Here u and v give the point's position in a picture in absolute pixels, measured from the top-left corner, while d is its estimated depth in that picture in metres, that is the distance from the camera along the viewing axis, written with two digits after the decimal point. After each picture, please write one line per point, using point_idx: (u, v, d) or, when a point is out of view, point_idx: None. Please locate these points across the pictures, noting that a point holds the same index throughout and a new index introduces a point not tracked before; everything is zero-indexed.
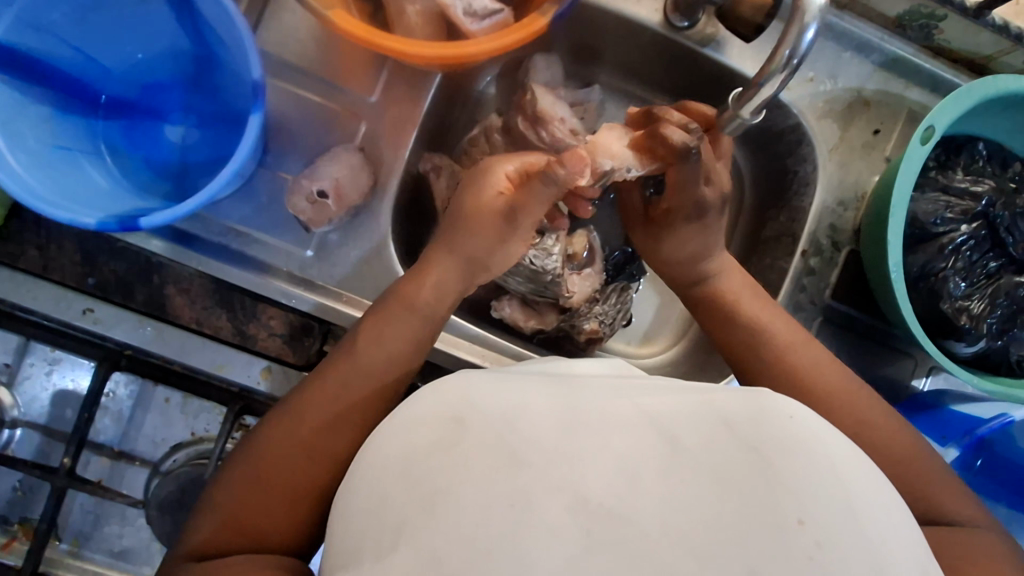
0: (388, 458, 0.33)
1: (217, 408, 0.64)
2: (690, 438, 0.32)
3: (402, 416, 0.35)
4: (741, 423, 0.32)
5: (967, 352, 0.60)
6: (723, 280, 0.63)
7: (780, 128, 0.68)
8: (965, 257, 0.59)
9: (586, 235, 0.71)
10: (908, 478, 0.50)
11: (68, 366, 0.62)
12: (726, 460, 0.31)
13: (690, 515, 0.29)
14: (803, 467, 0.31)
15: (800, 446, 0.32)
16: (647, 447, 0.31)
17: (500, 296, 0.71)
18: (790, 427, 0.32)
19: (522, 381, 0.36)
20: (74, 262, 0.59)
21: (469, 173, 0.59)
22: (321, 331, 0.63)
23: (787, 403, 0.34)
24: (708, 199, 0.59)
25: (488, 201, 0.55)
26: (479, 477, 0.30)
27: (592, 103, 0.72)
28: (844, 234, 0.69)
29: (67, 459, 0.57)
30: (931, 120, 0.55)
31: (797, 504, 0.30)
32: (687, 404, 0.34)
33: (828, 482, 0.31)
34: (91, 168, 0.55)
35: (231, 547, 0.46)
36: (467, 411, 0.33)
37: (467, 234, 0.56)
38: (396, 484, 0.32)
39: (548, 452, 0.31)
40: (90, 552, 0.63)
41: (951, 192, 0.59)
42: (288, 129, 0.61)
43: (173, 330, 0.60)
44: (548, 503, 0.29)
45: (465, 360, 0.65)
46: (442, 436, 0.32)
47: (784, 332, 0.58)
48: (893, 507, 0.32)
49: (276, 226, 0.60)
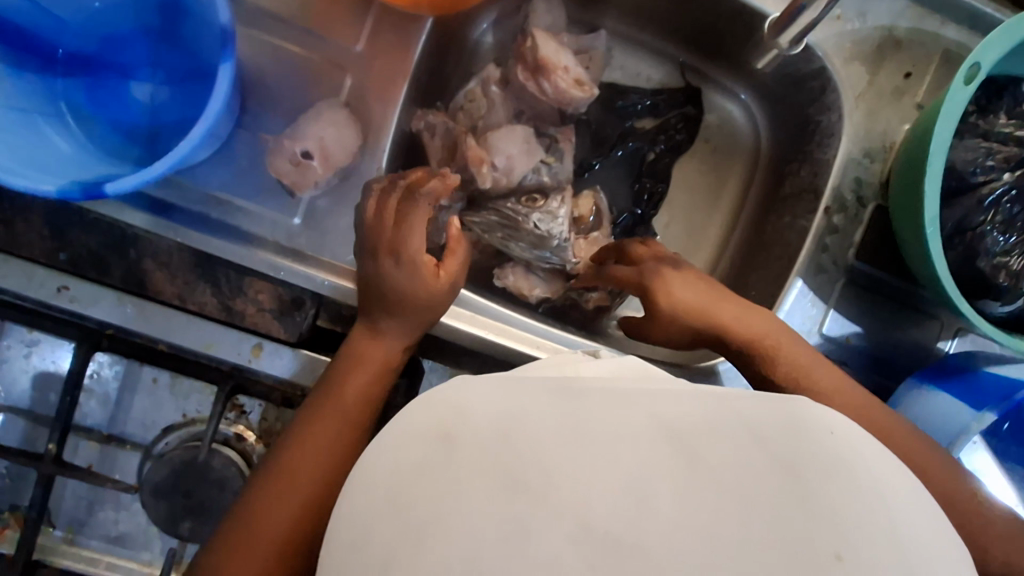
0: (376, 482, 0.30)
1: (207, 388, 0.60)
2: (712, 454, 0.28)
3: (380, 440, 0.31)
4: (771, 435, 0.29)
5: (1003, 312, 0.55)
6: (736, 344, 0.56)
7: (802, 73, 0.64)
8: (1005, 209, 0.54)
9: (591, 194, 0.67)
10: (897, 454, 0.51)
11: (47, 348, 0.59)
12: (755, 484, 0.27)
13: (711, 541, 0.26)
14: (839, 487, 0.27)
15: (838, 461, 0.28)
16: (661, 462, 0.28)
17: (501, 270, 0.65)
18: (825, 443, 0.29)
19: (527, 388, 0.32)
20: (42, 236, 0.54)
21: (373, 220, 0.52)
22: (314, 304, 0.58)
23: (825, 414, 0.30)
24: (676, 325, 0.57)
25: (434, 280, 0.53)
26: (479, 505, 0.27)
27: (598, 50, 0.68)
28: (870, 188, 0.63)
29: (52, 444, 0.54)
30: (976, 56, 0.50)
31: (837, 536, 0.26)
32: (706, 413, 0.30)
33: (870, 508, 0.27)
34: (52, 133, 0.50)
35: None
36: (454, 425, 0.30)
37: (413, 276, 0.52)
38: (386, 511, 0.28)
39: (548, 474, 0.28)
40: (86, 539, 0.60)
41: (992, 137, 0.54)
42: (267, 86, 0.56)
43: (153, 306, 0.55)
44: (547, 532, 0.27)
45: (469, 333, 0.58)
46: (430, 455, 0.29)
47: (773, 357, 0.55)
48: (954, 552, 0.27)
49: (259, 193, 0.55)
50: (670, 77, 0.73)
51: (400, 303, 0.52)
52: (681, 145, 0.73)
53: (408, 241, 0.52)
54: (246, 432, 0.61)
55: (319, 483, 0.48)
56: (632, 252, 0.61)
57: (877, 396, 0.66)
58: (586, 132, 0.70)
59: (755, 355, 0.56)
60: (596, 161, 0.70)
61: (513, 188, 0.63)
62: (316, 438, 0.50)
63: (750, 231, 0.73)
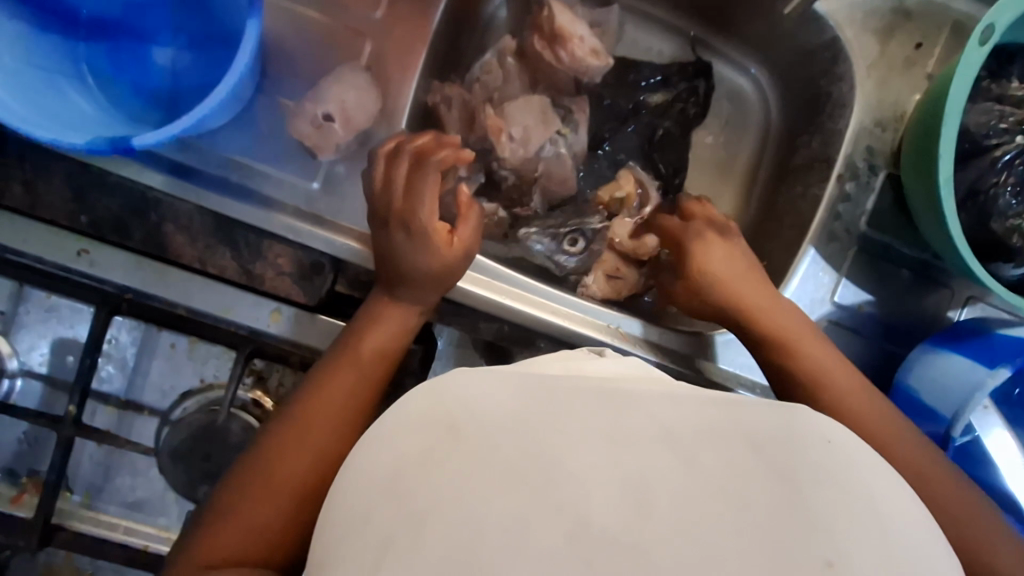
0: (379, 467, 0.30)
1: (226, 353, 0.61)
2: (715, 461, 0.30)
3: (387, 423, 0.32)
4: (772, 446, 0.31)
5: (1015, 276, 0.56)
6: (760, 314, 0.56)
7: (815, 44, 0.64)
8: (1018, 172, 0.55)
9: (630, 172, 0.69)
10: (885, 429, 0.51)
11: (66, 314, 0.59)
12: (753, 490, 0.29)
13: (711, 545, 0.27)
14: (833, 497, 0.29)
15: (836, 471, 0.30)
16: (663, 465, 0.29)
17: (580, 274, 0.67)
18: (827, 452, 0.31)
19: (537, 382, 0.32)
20: (65, 199, 0.54)
21: (381, 190, 0.53)
22: (334, 268, 0.58)
23: (825, 425, 0.32)
24: (716, 280, 0.58)
25: (446, 248, 0.53)
26: (483, 500, 0.28)
27: (610, 24, 0.69)
28: (881, 157, 0.64)
29: (72, 407, 0.54)
30: (991, 18, 0.50)
31: (829, 543, 0.28)
32: (712, 420, 0.31)
33: (862, 515, 0.29)
34: (74, 94, 0.51)
35: (232, 545, 0.44)
36: (460, 417, 0.31)
37: (419, 252, 0.52)
38: (386, 501, 0.29)
39: (550, 471, 0.29)
40: (103, 504, 0.61)
41: (1005, 101, 0.55)
42: (287, 51, 0.57)
43: (176, 270, 0.55)
44: (548, 531, 0.27)
45: (488, 300, 0.59)
46: (440, 447, 0.30)
47: (782, 342, 0.55)
48: (933, 547, 0.30)
49: (280, 158, 0.56)
50: (680, 51, 0.74)
51: (411, 280, 0.53)
52: (691, 120, 0.74)
53: (419, 207, 0.52)
54: (263, 398, 0.61)
55: (319, 465, 0.47)
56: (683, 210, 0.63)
57: (888, 363, 0.66)
58: (599, 105, 0.71)
59: (768, 332, 0.56)
60: (607, 136, 0.71)
61: (530, 159, 0.64)
62: (317, 420, 0.49)
63: (760, 206, 0.74)
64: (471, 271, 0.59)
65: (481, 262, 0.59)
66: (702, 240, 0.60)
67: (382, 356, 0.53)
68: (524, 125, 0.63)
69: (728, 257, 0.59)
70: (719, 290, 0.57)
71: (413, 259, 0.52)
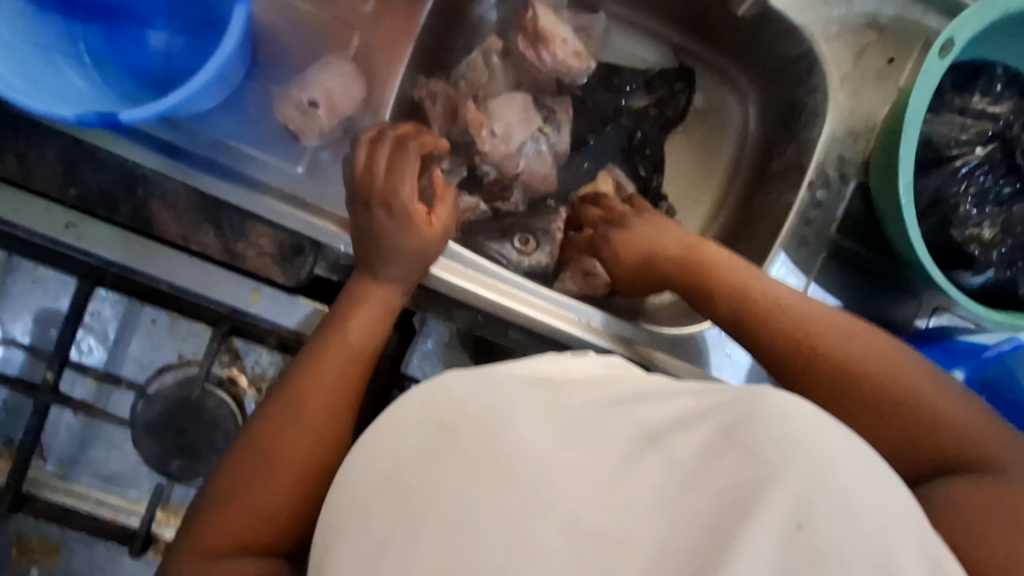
0: (373, 467, 0.32)
1: (205, 331, 0.62)
2: (681, 445, 0.30)
3: (379, 430, 0.34)
4: (737, 426, 0.30)
5: (975, 284, 0.58)
6: (716, 291, 0.57)
7: (790, 56, 0.67)
8: (978, 182, 0.57)
9: (609, 174, 0.72)
10: (891, 412, 0.47)
11: (52, 286, 0.60)
12: (717, 467, 0.28)
13: (678, 520, 0.27)
14: (800, 468, 0.28)
15: (797, 441, 0.29)
16: (628, 446, 0.30)
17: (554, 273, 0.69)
18: (784, 425, 0.30)
19: (507, 376, 0.34)
20: (55, 172, 0.55)
21: (362, 171, 0.55)
22: (313, 249, 0.59)
23: (784, 398, 0.32)
24: (657, 258, 0.61)
25: (427, 227, 0.55)
26: (473, 496, 0.29)
27: (595, 31, 0.71)
28: (852, 166, 0.66)
29: (51, 373, 0.56)
30: (950, 32, 0.52)
31: (796, 506, 0.27)
32: (672, 411, 0.32)
33: (828, 482, 0.28)
34: (71, 72, 0.53)
35: (246, 529, 0.45)
36: (450, 414, 0.32)
37: (394, 230, 0.54)
38: (381, 498, 0.30)
39: (521, 450, 0.30)
40: (77, 475, 0.61)
41: (967, 113, 0.57)
42: (279, 42, 0.59)
43: (160, 247, 0.56)
44: (524, 511, 0.28)
45: (460, 288, 0.60)
46: (428, 443, 0.31)
47: (754, 324, 0.54)
48: (900, 500, 0.30)
49: (266, 141, 0.59)
50: (665, 58, 0.76)
51: (392, 256, 0.54)
52: (670, 123, 0.76)
53: (398, 180, 0.55)
54: (239, 376, 0.62)
55: (320, 450, 0.49)
56: (587, 213, 0.69)
57: None
58: (583, 107, 0.73)
59: (738, 312, 0.55)
60: (591, 138, 0.73)
61: (511, 154, 0.67)
62: (309, 409, 0.50)
63: (738, 211, 0.75)
64: (442, 259, 0.60)
65: (455, 250, 0.61)
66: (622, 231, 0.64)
67: (369, 338, 0.54)
68: (505, 120, 0.66)
69: (658, 238, 0.62)
70: (660, 271, 0.61)
71: (398, 245, 0.54)
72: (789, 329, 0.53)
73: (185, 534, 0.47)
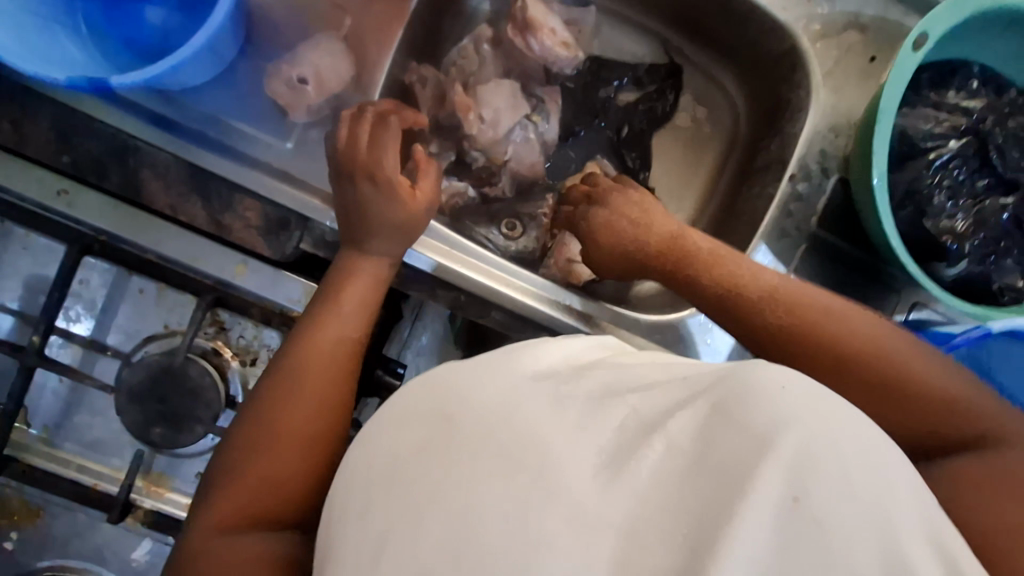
0: (375, 460, 0.33)
1: (191, 302, 0.63)
2: (676, 426, 0.30)
3: (379, 427, 0.35)
4: (725, 402, 0.30)
5: (950, 275, 0.59)
6: (704, 274, 0.57)
7: (775, 51, 0.68)
8: (952, 175, 0.58)
9: (597, 165, 0.74)
10: (888, 389, 0.47)
11: (43, 252, 0.61)
12: (709, 445, 0.29)
13: (674, 499, 0.27)
14: (792, 440, 0.28)
15: (789, 413, 0.29)
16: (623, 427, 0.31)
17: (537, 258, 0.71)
18: (782, 397, 0.30)
19: (500, 366, 0.35)
20: (49, 140, 0.57)
21: (346, 145, 0.56)
22: (299, 225, 0.61)
23: (775, 373, 0.32)
24: (639, 239, 0.61)
25: (411, 201, 0.57)
26: (473, 478, 0.29)
27: (585, 23, 0.73)
28: (833, 160, 0.68)
29: (36, 336, 0.56)
30: (924, 26, 0.53)
31: (790, 478, 0.27)
32: (663, 394, 0.32)
33: (820, 449, 0.28)
34: (67, 41, 0.54)
35: (256, 503, 0.46)
36: (451, 405, 0.33)
37: (378, 202, 0.55)
38: (384, 488, 0.31)
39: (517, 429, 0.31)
40: (60, 441, 0.62)
41: (941, 108, 0.59)
42: (271, 20, 0.60)
43: (151, 218, 0.58)
44: (523, 488, 0.29)
45: (443, 266, 0.61)
46: (429, 433, 0.32)
47: (743, 310, 0.55)
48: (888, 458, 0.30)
49: (257, 117, 0.60)
50: (654, 53, 0.78)
51: (378, 226, 0.55)
52: (660, 116, 0.78)
53: (381, 153, 0.57)
54: (223, 348, 0.63)
55: (322, 423, 0.49)
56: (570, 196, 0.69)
57: None
58: (572, 97, 0.74)
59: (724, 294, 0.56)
60: (579, 129, 0.75)
61: (499, 140, 0.68)
62: (308, 388, 0.50)
63: (722, 205, 0.77)
64: (426, 237, 0.61)
65: (437, 229, 0.62)
66: (600, 208, 0.64)
67: (362, 313, 0.55)
68: (492, 105, 0.67)
69: (639, 218, 0.62)
70: (643, 252, 0.61)
71: (384, 219, 0.55)
72: (780, 314, 0.53)
73: (193, 511, 0.47)
